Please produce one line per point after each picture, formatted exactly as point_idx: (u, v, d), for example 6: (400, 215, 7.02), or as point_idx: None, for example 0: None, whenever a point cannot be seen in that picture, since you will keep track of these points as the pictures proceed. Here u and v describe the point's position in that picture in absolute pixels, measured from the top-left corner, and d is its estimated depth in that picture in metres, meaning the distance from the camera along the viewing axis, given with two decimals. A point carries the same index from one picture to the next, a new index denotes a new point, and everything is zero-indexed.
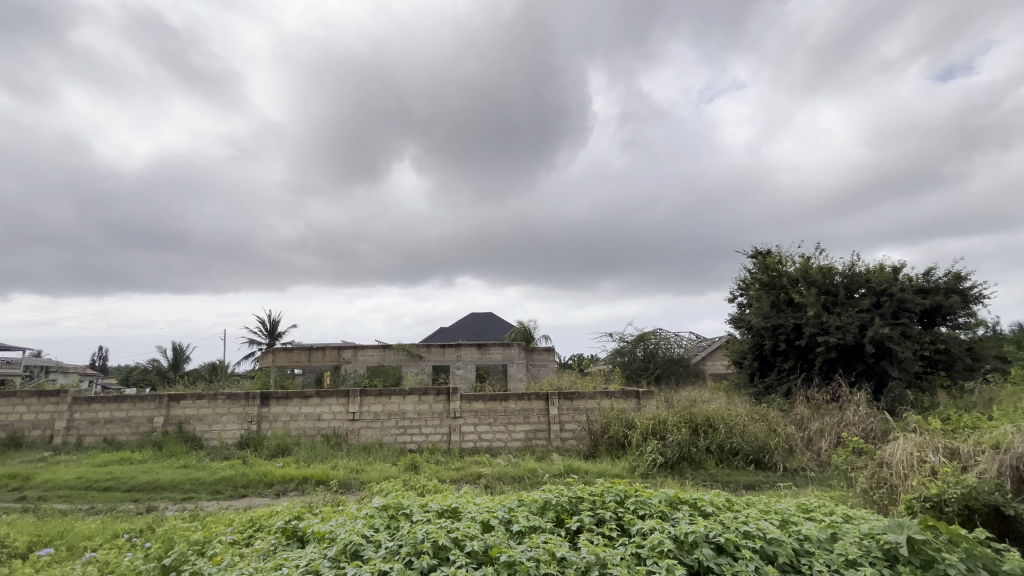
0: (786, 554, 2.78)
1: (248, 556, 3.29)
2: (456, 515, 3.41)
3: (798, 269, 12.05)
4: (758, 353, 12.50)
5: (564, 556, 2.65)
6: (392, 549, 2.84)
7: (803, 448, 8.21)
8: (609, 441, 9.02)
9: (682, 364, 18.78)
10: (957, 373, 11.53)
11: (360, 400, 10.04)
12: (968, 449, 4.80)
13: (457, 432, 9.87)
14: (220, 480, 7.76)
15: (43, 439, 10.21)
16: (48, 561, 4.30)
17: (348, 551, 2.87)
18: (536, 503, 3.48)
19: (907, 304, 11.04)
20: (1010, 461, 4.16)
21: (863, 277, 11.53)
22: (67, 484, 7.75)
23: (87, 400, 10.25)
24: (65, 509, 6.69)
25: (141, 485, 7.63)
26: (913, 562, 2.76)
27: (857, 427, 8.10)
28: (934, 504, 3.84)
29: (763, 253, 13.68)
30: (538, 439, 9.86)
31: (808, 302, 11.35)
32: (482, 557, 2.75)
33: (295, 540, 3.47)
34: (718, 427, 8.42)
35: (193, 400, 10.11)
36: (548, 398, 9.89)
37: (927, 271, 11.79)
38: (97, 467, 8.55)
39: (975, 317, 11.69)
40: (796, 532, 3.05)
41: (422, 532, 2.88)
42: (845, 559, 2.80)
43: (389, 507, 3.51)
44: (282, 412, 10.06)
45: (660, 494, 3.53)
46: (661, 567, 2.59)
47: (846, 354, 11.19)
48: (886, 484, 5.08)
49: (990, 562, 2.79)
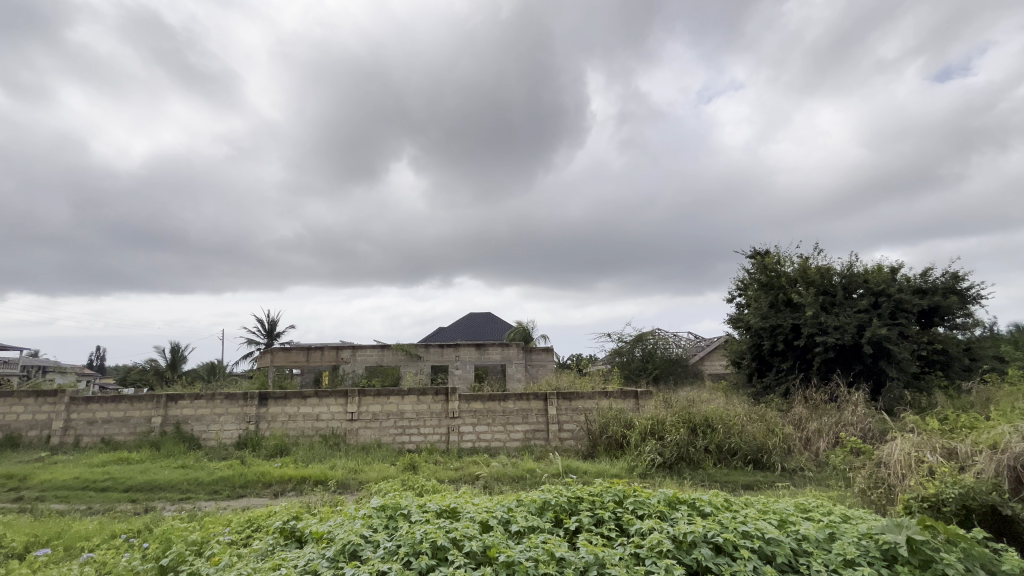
0: (785, 554, 2.78)
1: (246, 556, 3.29)
2: (454, 515, 3.40)
3: (797, 269, 12.08)
4: (757, 353, 12.50)
5: (563, 556, 2.64)
6: (391, 549, 2.83)
7: (801, 448, 8.23)
8: (608, 441, 9.01)
9: (681, 364, 18.82)
10: (955, 373, 11.55)
11: (359, 401, 10.03)
12: (966, 449, 4.80)
13: (455, 432, 9.87)
14: (218, 480, 7.74)
15: (40, 439, 10.17)
16: (45, 561, 4.30)
17: (346, 552, 2.86)
18: (535, 503, 3.48)
19: (904, 304, 11.07)
20: (1007, 461, 4.17)
21: (861, 277, 11.56)
22: (65, 484, 7.74)
23: (85, 400, 10.22)
24: (62, 509, 6.68)
25: (139, 485, 7.62)
26: (911, 562, 2.77)
27: (855, 427, 8.12)
28: (931, 504, 3.89)
29: (762, 253, 13.70)
30: (537, 439, 9.86)
31: (807, 302, 11.37)
32: (481, 557, 2.74)
33: (294, 540, 3.47)
34: (716, 428, 8.43)
35: (191, 399, 10.09)
36: (547, 398, 9.89)
37: (925, 272, 11.82)
38: (94, 467, 8.53)
39: (972, 317, 11.72)
40: (795, 532, 3.05)
41: (421, 533, 2.88)
42: (843, 559, 2.79)
43: (388, 507, 3.50)
44: (280, 412, 10.04)
45: (660, 495, 3.53)
46: (660, 567, 2.59)
47: (844, 354, 11.20)
48: (884, 484, 5.10)
49: (989, 562, 2.79)
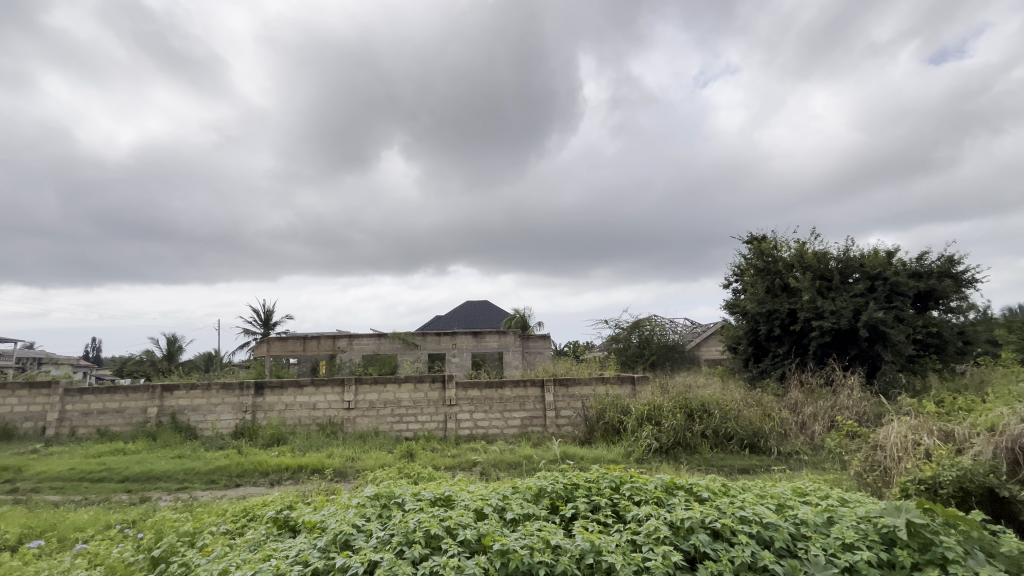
0: (783, 539, 2.75)
1: (237, 547, 3.24)
2: (448, 503, 3.36)
3: (794, 254, 12.02)
4: (753, 338, 12.47)
5: (558, 544, 2.60)
6: (383, 538, 2.78)
7: (797, 433, 8.22)
8: (604, 427, 9.00)
9: (677, 350, 18.88)
10: (949, 357, 11.57)
11: (355, 389, 9.98)
12: (963, 431, 4.79)
13: (452, 419, 9.85)
14: (215, 469, 7.72)
15: (34, 431, 10.10)
16: (37, 553, 4.25)
17: (337, 542, 2.80)
18: (531, 491, 3.43)
19: (900, 287, 11.12)
20: (1005, 443, 4.14)
21: (857, 262, 11.56)
22: (61, 475, 7.69)
23: (79, 391, 10.16)
24: (57, 500, 6.64)
25: (135, 475, 7.59)
26: (910, 545, 2.73)
27: (851, 411, 8.16)
28: (928, 486, 3.83)
29: (758, 238, 13.62)
30: (534, 425, 9.86)
31: (803, 287, 11.35)
32: (476, 546, 2.69)
33: (286, 529, 3.43)
34: (712, 412, 8.42)
35: (187, 390, 10.02)
36: (544, 384, 9.87)
37: (920, 255, 11.80)
38: (90, 458, 8.49)
39: (966, 301, 11.73)
40: (793, 516, 3.01)
41: (413, 522, 2.84)
42: (841, 543, 2.76)
43: (381, 496, 3.45)
44: (277, 401, 9.99)
45: (656, 480, 3.49)
46: (657, 554, 2.54)
47: (840, 338, 11.22)
48: (879, 467, 5.08)
49: (987, 544, 2.78)
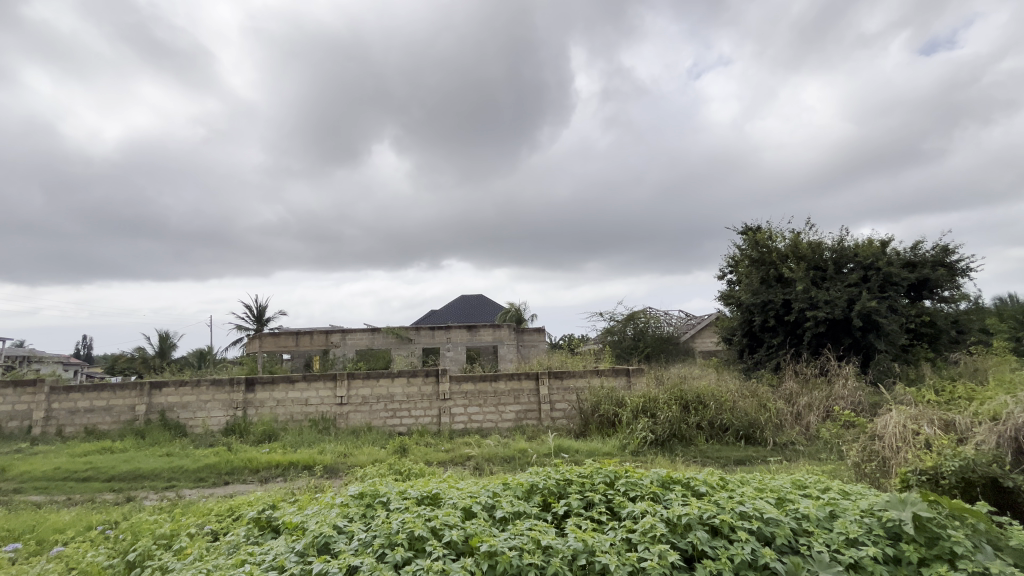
0: (784, 536, 2.64)
1: (216, 549, 3.11)
2: (435, 501, 3.22)
3: (788, 245, 11.94)
4: (747, 329, 12.40)
5: (549, 545, 2.47)
6: (365, 540, 2.64)
7: (792, 423, 8.15)
8: (599, 420, 8.92)
9: (672, 342, 18.83)
10: (942, 346, 11.56)
11: (348, 384, 9.82)
12: (964, 421, 4.70)
13: (446, 414, 9.73)
14: (203, 467, 7.56)
15: (20, 430, 9.89)
16: (13, 558, 4.10)
17: (316, 545, 2.66)
18: (522, 487, 3.29)
19: (893, 277, 11.06)
20: (1007, 432, 4.05)
21: (851, 252, 11.49)
22: (45, 474, 7.52)
23: (66, 389, 9.95)
24: (40, 501, 6.47)
25: (122, 474, 7.43)
26: (916, 539, 2.63)
27: (846, 401, 8.09)
28: (930, 477, 3.74)
29: (752, 229, 13.53)
30: (528, 418, 9.74)
31: (797, 277, 11.27)
32: (462, 547, 2.56)
33: (268, 531, 3.29)
34: (708, 404, 8.32)
35: (176, 387, 9.83)
36: (539, 377, 9.75)
37: (914, 245, 11.74)
38: (76, 457, 8.31)
39: (959, 291, 11.70)
40: (793, 511, 2.90)
41: (397, 523, 2.70)
42: (845, 538, 2.65)
43: (366, 495, 3.31)
44: (268, 398, 9.83)
45: (652, 475, 3.36)
46: (652, 553, 2.41)
47: (834, 328, 11.14)
48: (877, 457, 4.99)
49: (994, 537, 2.69)
